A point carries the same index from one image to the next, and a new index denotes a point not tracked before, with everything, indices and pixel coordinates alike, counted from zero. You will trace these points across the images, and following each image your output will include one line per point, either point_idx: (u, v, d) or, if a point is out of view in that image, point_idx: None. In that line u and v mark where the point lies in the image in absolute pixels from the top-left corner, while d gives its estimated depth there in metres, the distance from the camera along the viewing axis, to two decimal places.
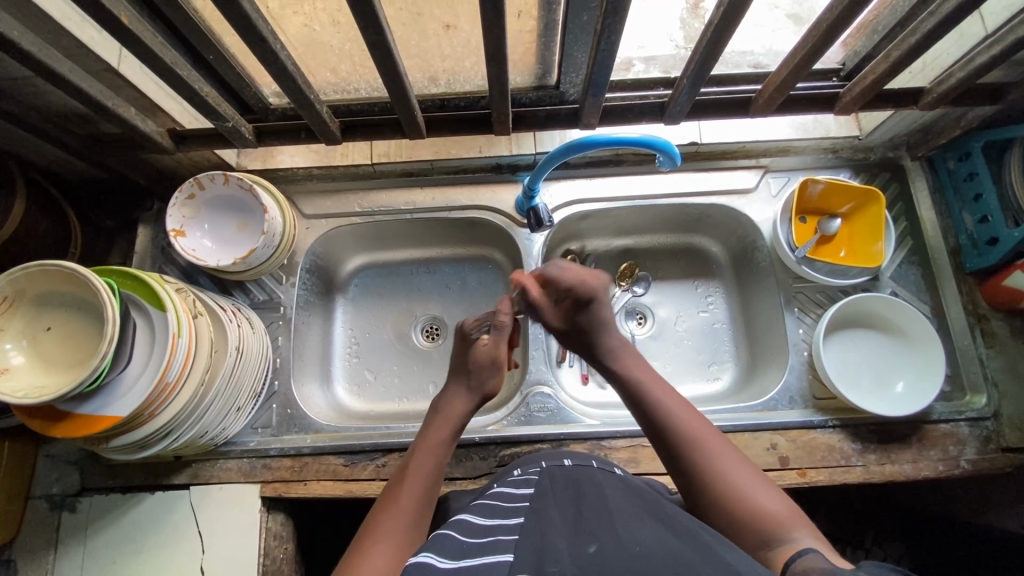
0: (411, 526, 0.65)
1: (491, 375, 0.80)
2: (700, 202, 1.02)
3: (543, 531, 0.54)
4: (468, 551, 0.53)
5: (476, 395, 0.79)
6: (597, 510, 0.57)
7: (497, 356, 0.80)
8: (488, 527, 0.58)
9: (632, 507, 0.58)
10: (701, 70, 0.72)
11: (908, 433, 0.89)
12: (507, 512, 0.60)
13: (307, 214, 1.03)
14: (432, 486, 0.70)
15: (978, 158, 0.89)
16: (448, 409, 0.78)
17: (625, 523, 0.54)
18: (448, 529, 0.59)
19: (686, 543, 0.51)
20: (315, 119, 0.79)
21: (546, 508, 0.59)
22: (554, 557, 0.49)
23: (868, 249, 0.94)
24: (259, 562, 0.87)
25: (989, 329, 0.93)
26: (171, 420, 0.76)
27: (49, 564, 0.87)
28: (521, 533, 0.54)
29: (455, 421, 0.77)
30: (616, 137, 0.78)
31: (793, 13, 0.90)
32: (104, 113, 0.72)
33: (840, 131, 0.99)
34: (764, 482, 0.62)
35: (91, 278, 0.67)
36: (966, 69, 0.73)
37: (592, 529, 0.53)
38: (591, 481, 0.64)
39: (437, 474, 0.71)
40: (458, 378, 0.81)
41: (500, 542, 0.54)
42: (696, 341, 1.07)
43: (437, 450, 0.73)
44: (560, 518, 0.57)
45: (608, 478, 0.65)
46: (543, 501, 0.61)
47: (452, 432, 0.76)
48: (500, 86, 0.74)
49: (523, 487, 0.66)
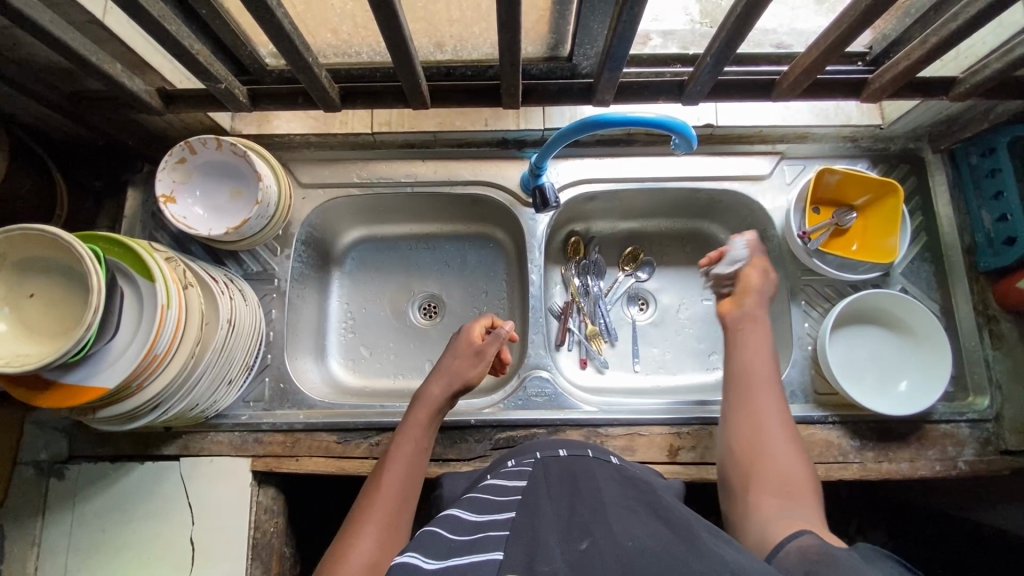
0: (394, 511, 0.68)
1: (472, 379, 0.80)
2: (712, 188, 0.99)
3: (535, 526, 0.53)
4: (456, 550, 0.52)
5: (457, 384, 0.79)
6: (591, 505, 0.56)
7: (484, 349, 0.82)
8: (479, 524, 0.56)
9: (627, 502, 0.57)
10: (726, 48, 0.67)
11: (908, 432, 0.88)
12: (498, 507, 0.58)
13: (304, 183, 0.99)
14: (414, 472, 0.72)
15: (1004, 154, 0.86)
16: (427, 394, 0.79)
17: (619, 519, 0.53)
18: (435, 526, 0.57)
19: (681, 538, 0.50)
20: (314, 84, 0.75)
21: (539, 502, 0.57)
22: (545, 555, 0.48)
23: (882, 244, 0.91)
24: (249, 535, 0.86)
25: (998, 330, 0.91)
26: (160, 392, 0.74)
27: (37, 531, 0.87)
28: (512, 529, 0.53)
29: (435, 405, 0.78)
30: (631, 116, 0.74)
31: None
32: (88, 68, 0.67)
33: (862, 119, 0.95)
34: (812, 490, 0.64)
35: (74, 243, 0.65)
36: (1003, 60, 0.70)
37: (585, 526, 0.52)
38: (586, 474, 0.63)
39: (418, 462, 0.74)
40: (438, 368, 0.81)
41: (490, 537, 0.53)
42: (697, 330, 1.05)
43: (418, 434, 0.76)
44: (553, 512, 0.55)
45: (604, 472, 0.64)
46: (537, 494, 0.59)
47: (431, 417, 0.77)
48: (511, 56, 0.69)
49: (516, 480, 0.64)
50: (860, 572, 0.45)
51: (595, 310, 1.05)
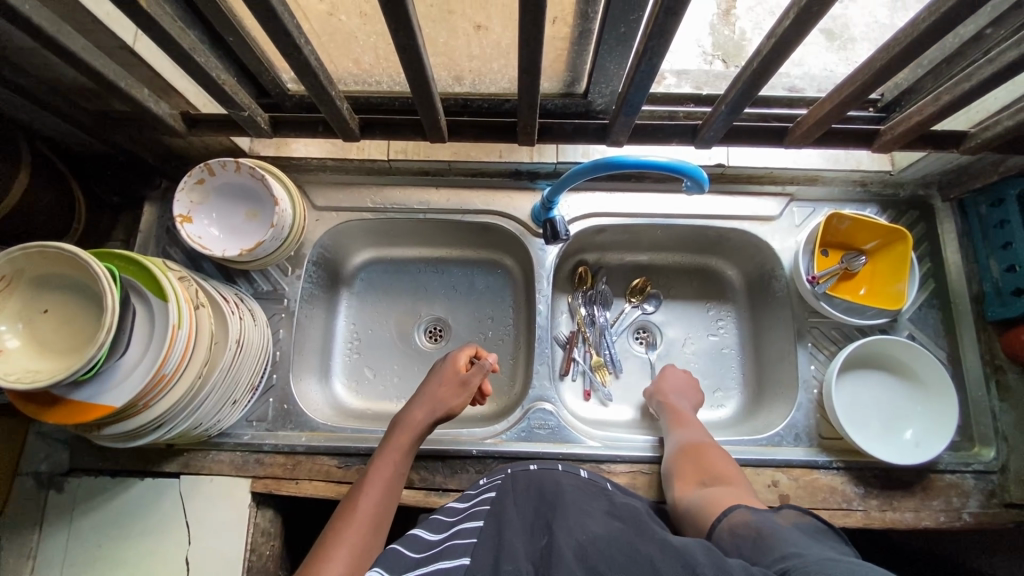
0: (368, 533, 0.69)
1: (454, 408, 0.82)
2: (721, 226, 0.99)
3: (499, 529, 0.60)
4: (425, 559, 0.58)
5: (440, 411, 0.82)
6: (552, 506, 0.63)
7: (469, 379, 0.85)
8: (447, 535, 0.63)
9: (586, 502, 0.65)
10: (742, 98, 0.68)
11: (912, 481, 0.87)
12: (470, 515, 0.66)
13: (318, 206, 1.00)
14: (390, 495, 0.74)
15: (1013, 206, 0.87)
16: (409, 419, 0.81)
17: (576, 514, 0.61)
18: (402, 543, 0.62)
19: (628, 528, 0.59)
20: (334, 114, 0.76)
21: (505, 508, 0.64)
22: (509, 554, 0.55)
23: (889, 288, 0.92)
24: (244, 558, 0.86)
25: (1005, 381, 0.91)
26: (166, 411, 0.74)
27: (34, 543, 0.86)
28: (477, 535, 0.60)
29: (416, 431, 0.80)
30: (644, 160, 0.75)
31: (827, 28, 0.89)
32: (115, 92, 0.69)
33: (872, 165, 0.96)
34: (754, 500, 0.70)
35: (92, 263, 0.66)
36: (1014, 118, 0.70)
37: (547, 525, 0.59)
38: (549, 482, 0.69)
39: (393, 485, 0.75)
40: (422, 394, 0.84)
41: (458, 544, 0.60)
42: (702, 365, 1.05)
43: (397, 458, 0.77)
44: (517, 518, 0.62)
45: (566, 481, 0.71)
46: (504, 502, 0.66)
47: (412, 442, 0.79)
48: (529, 94, 0.71)
49: (486, 492, 0.71)
50: (781, 538, 0.56)
51: (601, 341, 1.05)
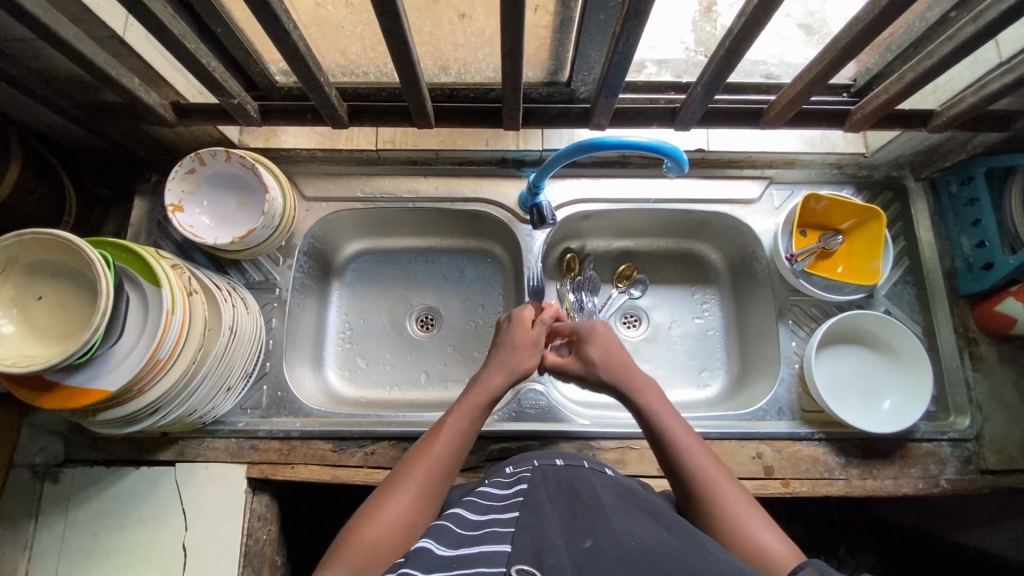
0: (432, 482, 0.67)
1: (527, 367, 0.80)
2: (703, 209, 1.02)
3: (537, 525, 0.55)
4: (465, 540, 0.55)
5: (515, 370, 0.79)
6: (589, 505, 0.58)
7: (539, 338, 0.83)
8: (483, 521, 0.58)
9: (624, 505, 0.60)
10: (716, 79, 0.71)
11: (891, 450, 0.90)
12: (500, 507, 0.61)
13: (308, 196, 1.01)
14: (461, 449, 0.71)
15: (982, 183, 0.91)
16: (489, 375, 0.78)
17: (616, 519, 0.56)
18: (431, 542, 0.55)
19: (678, 542, 0.53)
20: (323, 101, 0.77)
21: (541, 504, 0.59)
22: (553, 551, 0.50)
23: (866, 266, 0.95)
24: (241, 542, 0.87)
25: (978, 352, 0.94)
26: (161, 396, 0.76)
27: (29, 534, 0.87)
28: (515, 528, 0.55)
29: (495, 386, 0.77)
30: (625, 140, 0.77)
31: (805, 23, 0.87)
32: (106, 81, 0.70)
33: (847, 147, 0.99)
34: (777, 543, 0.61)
35: (87, 249, 0.67)
36: (977, 95, 0.74)
37: (586, 525, 0.54)
38: (584, 478, 0.65)
39: (467, 439, 0.72)
40: (496, 356, 0.81)
41: (495, 535, 0.55)
42: (689, 347, 1.08)
43: (474, 412, 0.74)
44: (554, 514, 0.57)
45: (597, 477, 0.66)
46: (538, 496, 0.61)
47: (490, 399, 0.76)
48: (511, 78, 0.72)
49: (514, 484, 0.66)
50: None
51: None
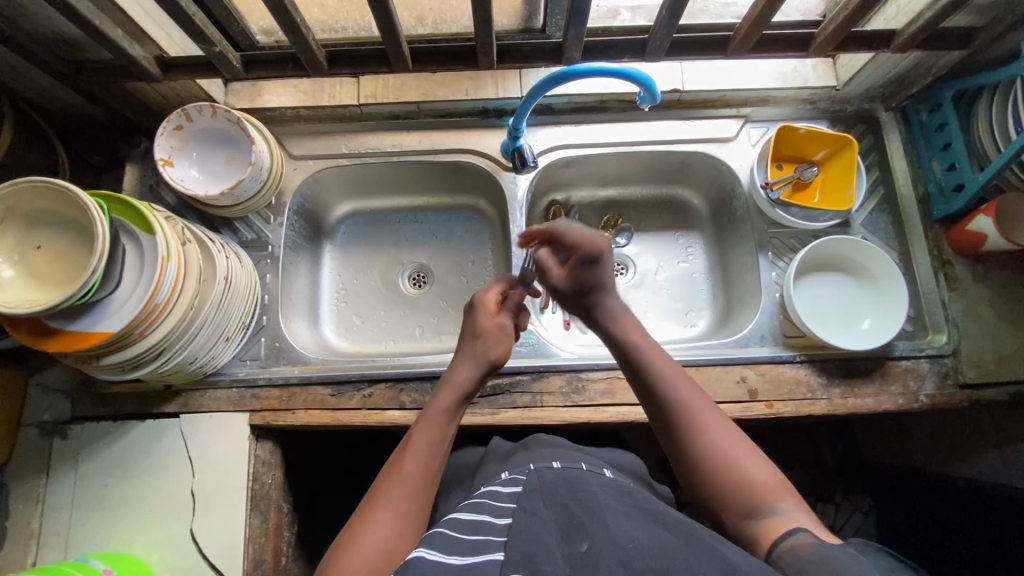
0: (414, 491, 0.67)
1: (496, 360, 0.78)
2: (682, 150, 1.04)
3: (534, 532, 0.56)
4: (461, 546, 0.56)
5: (485, 364, 0.78)
6: (586, 503, 0.59)
7: (504, 324, 0.80)
8: (478, 525, 0.59)
9: (623, 504, 0.60)
10: (678, 2, 0.73)
11: (872, 368, 0.93)
12: (496, 509, 0.62)
13: (295, 155, 1.04)
14: (435, 455, 0.71)
15: (949, 107, 0.93)
16: (452, 377, 0.77)
17: (613, 518, 0.57)
18: (426, 548, 0.56)
19: (676, 541, 0.54)
20: (302, 47, 0.79)
21: (537, 509, 0.60)
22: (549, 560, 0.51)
23: (840, 195, 0.98)
24: (247, 486, 0.90)
25: (953, 273, 0.96)
26: (161, 340, 0.78)
27: (42, 488, 0.90)
28: (511, 534, 0.56)
29: (462, 388, 0.76)
30: (597, 68, 0.80)
31: None
32: (91, 32, 0.72)
33: (818, 81, 1.02)
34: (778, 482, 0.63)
35: (81, 196, 0.69)
36: (934, 9, 0.76)
37: (583, 527, 0.55)
38: (580, 476, 0.65)
39: (438, 445, 0.72)
40: (465, 349, 0.79)
41: (491, 545, 0.56)
42: (675, 290, 1.11)
43: (441, 418, 0.73)
44: (551, 520, 0.58)
45: (593, 476, 0.66)
46: (535, 501, 0.62)
47: (457, 400, 0.75)
48: (482, 13, 0.74)
49: (512, 487, 0.66)
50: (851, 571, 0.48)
51: None
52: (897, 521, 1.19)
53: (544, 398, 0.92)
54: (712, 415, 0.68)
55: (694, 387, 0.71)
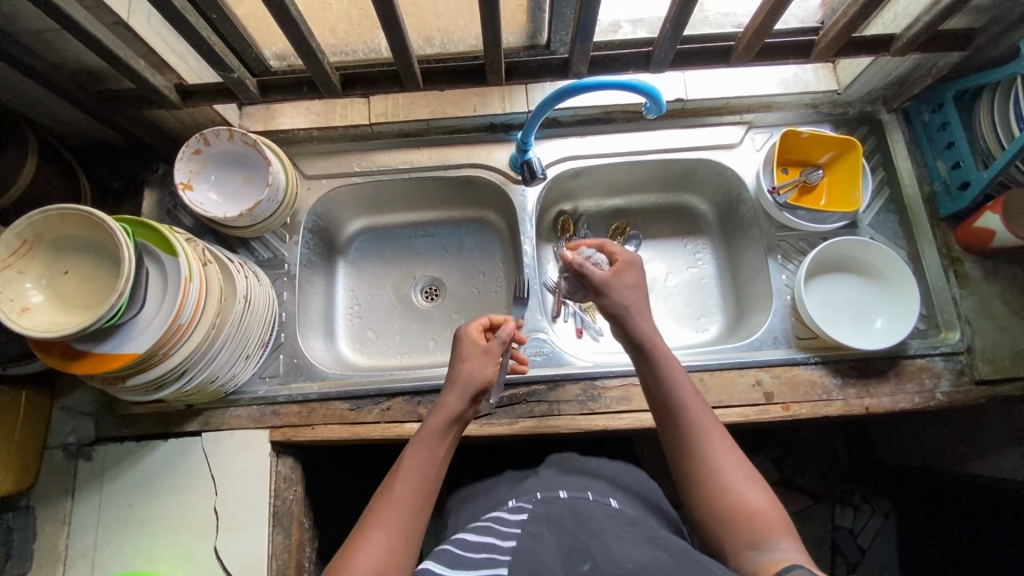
0: (407, 517, 0.67)
1: (489, 381, 0.79)
2: (688, 157, 1.06)
3: (536, 551, 0.57)
4: (465, 566, 0.57)
5: (474, 385, 0.78)
6: (590, 529, 0.60)
7: (492, 347, 0.81)
8: (483, 547, 0.60)
9: (626, 531, 0.60)
10: (682, 13, 0.75)
11: (886, 368, 0.93)
12: (502, 533, 0.63)
13: (309, 175, 1.06)
14: (428, 480, 0.70)
15: (950, 107, 0.94)
16: (442, 400, 0.76)
17: (615, 540, 0.57)
18: (432, 567, 0.57)
19: (676, 560, 0.54)
20: (317, 70, 0.82)
21: (541, 534, 0.61)
22: None
23: (847, 196, 0.99)
24: (269, 503, 0.91)
25: (962, 271, 0.97)
26: (185, 360, 0.80)
27: (67, 510, 0.91)
28: (514, 554, 0.57)
29: (453, 413, 0.75)
30: (603, 81, 0.82)
31: None
32: (115, 63, 0.75)
33: (820, 86, 1.03)
34: (775, 518, 0.62)
35: (109, 222, 0.71)
36: (931, 13, 0.78)
37: (585, 548, 0.56)
38: (584, 507, 0.66)
39: (431, 469, 0.71)
40: (452, 374, 0.80)
41: (494, 562, 0.57)
42: (686, 295, 1.11)
43: (432, 443, 0.73)
44: (554, 543, 0.59)
45: (600, 507, 0.67)
46: (539, 525, 0.62)
47: (448, 423, 0.75)
48: (491, 32, 0.77)
49: (518, 513, 0.67)
50: None
51: None
52: (920, 523, 1.18)
53: (561, 406, 0.93)
54: (719, 442, 0.68)
55: (707, 408, 0.71)
